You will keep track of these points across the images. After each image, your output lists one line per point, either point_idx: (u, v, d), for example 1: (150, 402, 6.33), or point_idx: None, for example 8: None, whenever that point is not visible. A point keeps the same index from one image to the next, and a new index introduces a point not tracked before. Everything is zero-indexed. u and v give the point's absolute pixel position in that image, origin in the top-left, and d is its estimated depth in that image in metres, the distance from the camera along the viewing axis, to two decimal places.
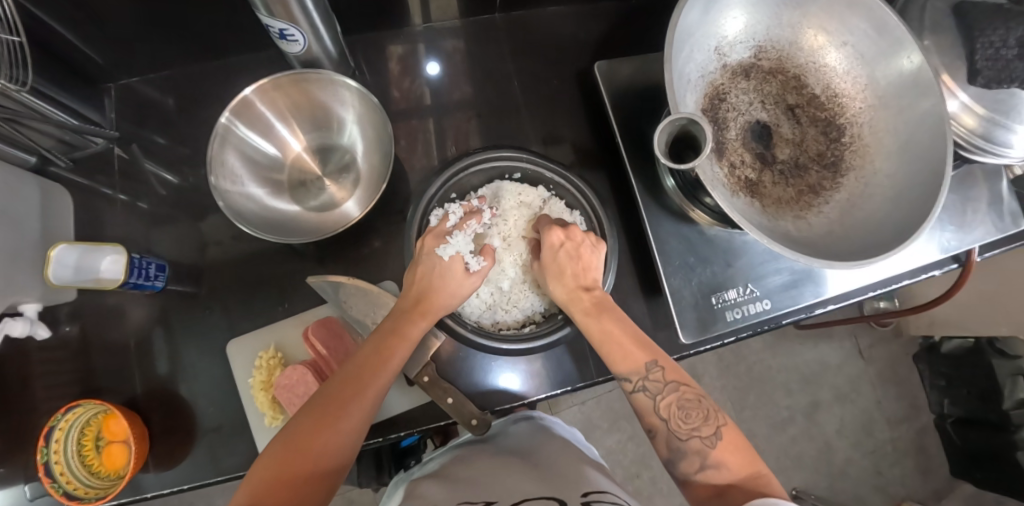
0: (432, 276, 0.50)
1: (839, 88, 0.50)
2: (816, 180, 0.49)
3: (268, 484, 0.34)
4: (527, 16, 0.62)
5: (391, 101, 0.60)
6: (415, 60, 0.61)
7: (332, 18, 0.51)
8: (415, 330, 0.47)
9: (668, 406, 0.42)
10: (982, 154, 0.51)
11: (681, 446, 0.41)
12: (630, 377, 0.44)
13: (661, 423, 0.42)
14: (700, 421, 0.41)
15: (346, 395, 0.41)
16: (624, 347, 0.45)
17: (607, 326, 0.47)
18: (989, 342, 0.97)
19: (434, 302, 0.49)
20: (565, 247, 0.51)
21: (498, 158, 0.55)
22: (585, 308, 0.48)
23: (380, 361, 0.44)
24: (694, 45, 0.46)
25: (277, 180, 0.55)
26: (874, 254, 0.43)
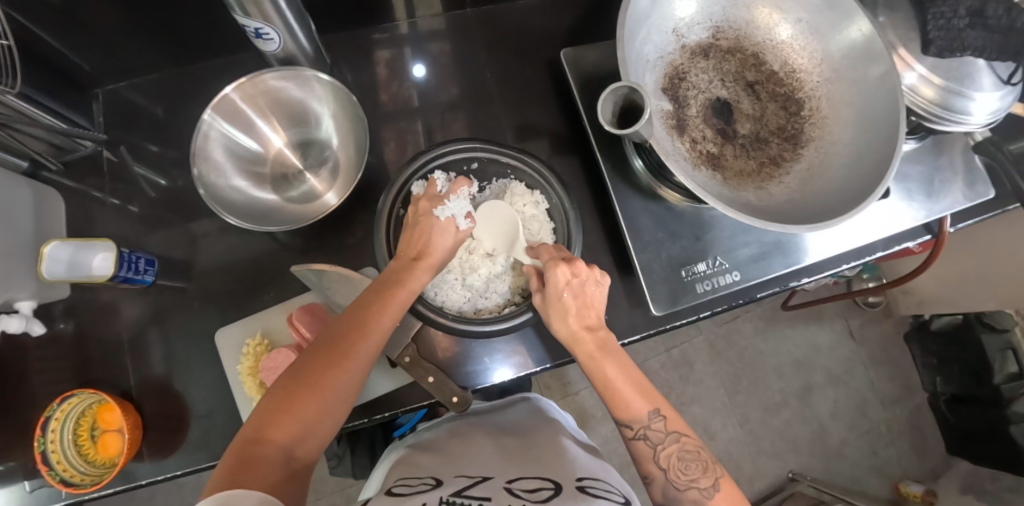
0: (426, 231, 0.49)
1: (796, 64, 0.52)
2: (777, 152, 0.51)
3: (272, 420, 0.37)
4: (503, 12, 0.65)
5: (379, 104, 0.62)
6: (401, 61, 0.63)
7: (306, 17, 0.53)
8: (417, 279, 0.47)
9: (667, 456, 0.44)
10: (942, 123, 0.47)
11: (678, 494, 0.43)
12: (632, 425, 0.44)
13: (659, 471, 0.44)
14: (699, 473, 0.43)
15: (347, 339, 0.42)
16: (627, 397, 0.45)
17: (609, 373, 0.45)
18: (977, 317, 0.98)
19: (433, 255, 0.48)
20: (571, 285, 0.46)
21: (452, 152, 0.53)
22: (592, 354, 0.45)
23: (381, 306, 0.44)
24: (650, 27, 0.48)
25: (259, 173, 0.57)
26: (834, 216, 0.45)
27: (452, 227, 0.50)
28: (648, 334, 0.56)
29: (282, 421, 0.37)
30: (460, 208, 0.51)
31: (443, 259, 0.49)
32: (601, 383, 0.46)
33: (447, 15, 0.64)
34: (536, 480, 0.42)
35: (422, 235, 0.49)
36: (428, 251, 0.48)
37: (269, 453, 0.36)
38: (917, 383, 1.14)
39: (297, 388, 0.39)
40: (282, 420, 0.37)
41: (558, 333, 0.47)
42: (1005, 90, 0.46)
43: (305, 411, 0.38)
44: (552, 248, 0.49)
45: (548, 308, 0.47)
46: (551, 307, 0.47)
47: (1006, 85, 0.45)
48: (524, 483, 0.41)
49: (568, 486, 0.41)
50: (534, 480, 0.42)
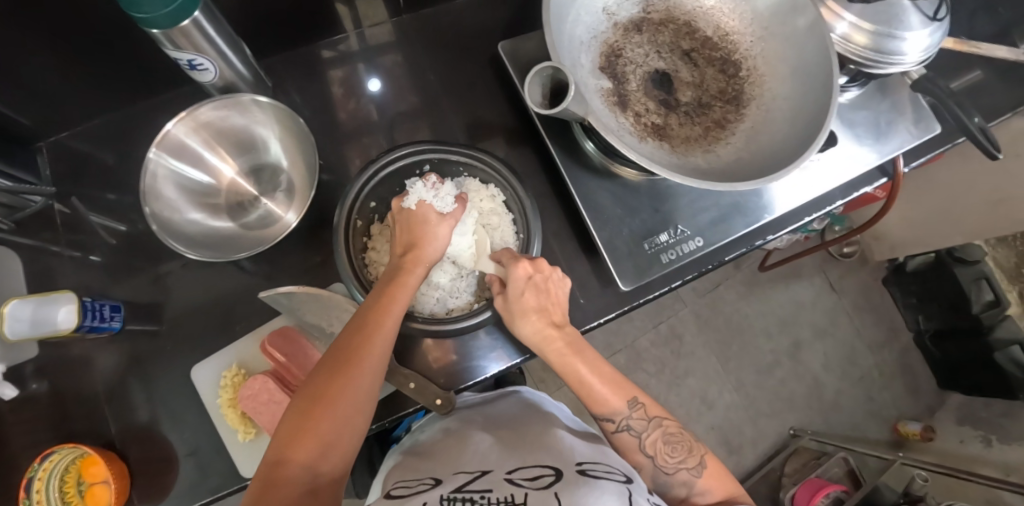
0: (409, 227, 0.48)
1: (727, 27, 0.54)
2: (720, 115, 0.52)
3: (294, 436, 0.35)
4: (444, 15, 0.65)
5: (337, 122, 0.62)
6: (353, 76, 0.63)
7: (239, 43, 0.54)
8: (410, 279, 0.45)
9: (654, 442, 0.46)
10: (878, 66, 0.48)
11: (668, 478, 0.45)
12: (612, 418, 0.46)
13: (647, 459, 0.46)
14: (685, 453, 0.45)
15: (355, 345, 0.40)
16: (599, 393, 0.46)
17: (582, 372, 0.46)
18: (948, 252, 1.00)
19: (425, 249, 0.47)
20: (534, 280, 0.47)
21: (396, 159, 0.51)
22: (561, 354, 0.46)
23: (383, 307, 0.42)
24: (578, 9, 0.49)
25: (215, 204, 0.57)
26: (781, 169, 0.46)
27: (430, 212, 0.48)
28: (623, 311, 0.56)
29: (302, 436, 0.35)
30: (432, 195, 0.50)
31: (436, 255, 0.48)
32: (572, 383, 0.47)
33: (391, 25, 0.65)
34: (534, 468, 0.41)
35: (405, 233, 0.48)
36: (418, 245, 0.47)
37: (292, 474, 0.34)
38: (901, 324, 1.17)
39: (316, 400, 0.37)
40: (302, 436, 0.35)
41: (523, 336, 0.47)
42: (935, 25, 0.47)
43: (326, 423, 0.36)
44: (513, 251, 0.49)
45: (514, 316, 0.47)
46: (520, 310, 0.47)
47: (934, 21, 0.46)
48: (523, 472, 0.41)
49: (569, 471, 0.40)
50: (533, 469, 0.41)
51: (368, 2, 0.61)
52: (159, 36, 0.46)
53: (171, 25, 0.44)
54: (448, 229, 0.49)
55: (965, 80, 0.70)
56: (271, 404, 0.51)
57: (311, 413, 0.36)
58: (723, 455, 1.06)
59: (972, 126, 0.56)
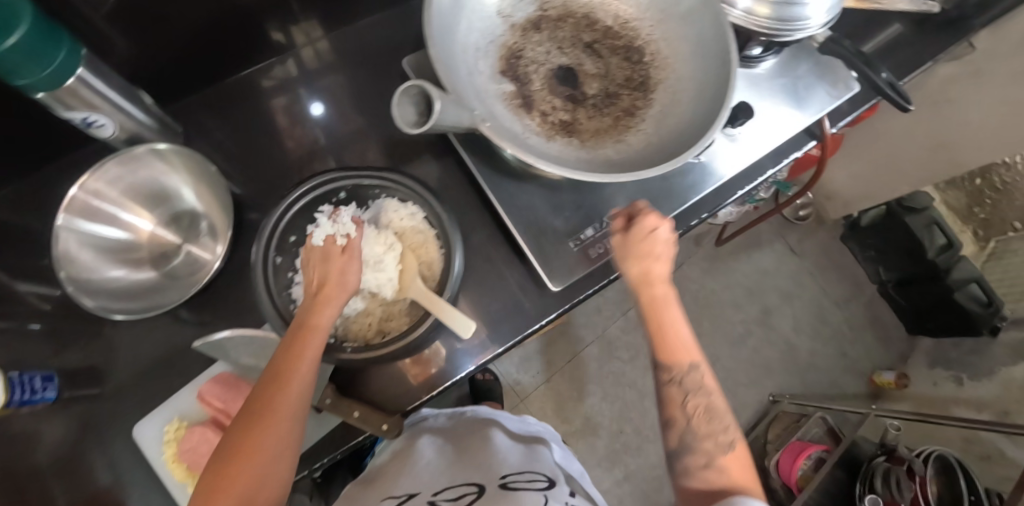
0: (313, 263, 0.46)
1: (625, 16, 0.54)
2: (629, 102, 0.51)
3: (208, 497, 0.35)
4: (360, 34, 0.66)
5: (259, 158, 0.62)
6: (282, 108, 0.64)
7: (136, 93, 0.53)
8: (323, 317, 0.44)
9: (696, 405, 0.44)
10: (785, 34, 0.51)
11: (695, 441, 0.43)
12: (671, 369, 0.44)
13: (683, 418, 0.44)
14: (721, 427, 0.43)
15: (268, 394, 0.40)
16: (676, 341, 0.44)
17: (672, 319, 0.45)
18: (897, 203, 1.04)
19: (332, 286, 0.45)
20: (650, 230, 0.45)
21: (310, 191, 0.51)
22: (656, 295, 0.45)
23: (295, 352, 0.42)
24: (469, 17, 0.49)
25: (137, 259, 0.55)
26: (688, 149, 0.46)
27: (334, 245, 0.47)
28: (564, 309, 0.56)
29: (218, 496, 0.35)
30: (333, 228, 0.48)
31: (348, 289, 0.46)
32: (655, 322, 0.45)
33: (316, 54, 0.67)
34: (459, 487, 0.44)
35: (311, 269, 0.46)
36: (325, 282, 0.45)
37: None
38: (864, 277, 1.19)
39: (231, 457, 0.37)
40: (218, 496, 0.35)
41: (632, 272, 0.45)
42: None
43: (241, 480, 0.36)
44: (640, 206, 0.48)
45: (641, 256, 0.45)
46: (636, 253, 0.45)
47: None
48: (450, 492, 0.44)
49: (491, 487, 0.44)
50: (459, 488, 0.45)
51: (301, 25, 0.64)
52: (46, 100, 0.45)
53: (55, 87, 0.43)
54: (354, 261, 0.47)
55: (885, 35, 0.71)
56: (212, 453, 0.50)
57: (227, 472, 0.36)
58: None
59: (881, 83, 0.57)
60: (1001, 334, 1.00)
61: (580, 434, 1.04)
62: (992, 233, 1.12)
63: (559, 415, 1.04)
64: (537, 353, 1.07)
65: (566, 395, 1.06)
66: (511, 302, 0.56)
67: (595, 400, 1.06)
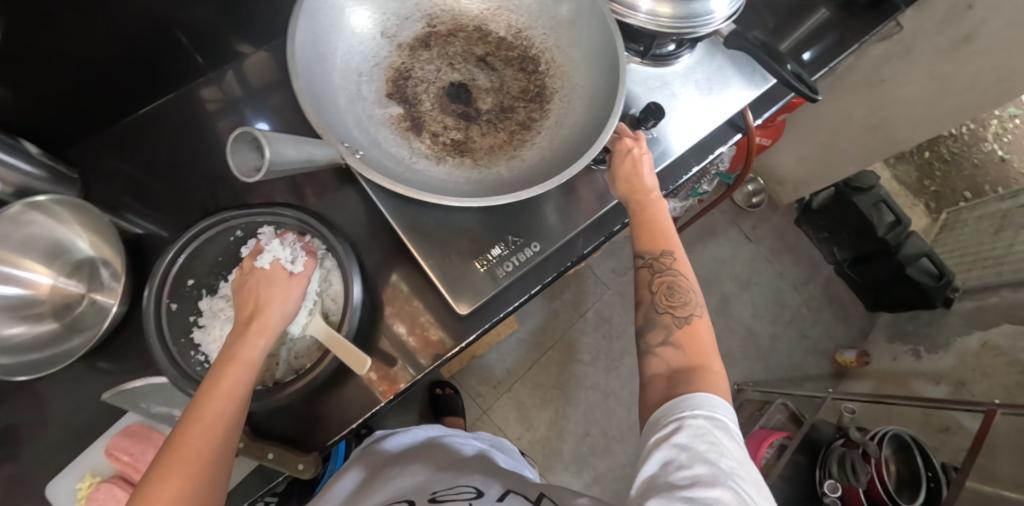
0: (256, 289, 0.45)
1: (519, 25, 0.53)
2: (525, 115, 0.50)
3: None
4: (273, 59, 0.66)
5: (168, 196, 0.60)
6: (187, 145, 0.62)
7: (15, 144, 0.51)
8: (252, 351, 0.42)
9: (661, 283, 0.46)
10: (691, 31, 0.49)
11: (657, 316, 0.45)
12: (644, 255, 0.47)
13: (649, 296, 0.46)
14: (682, 303, 0.45)
15: (190, 436, 0.37)
16: (653, 232, 0.48)
17: (648, 216, 0.48)
18: (845, 184, 1.03)
19: (268, 314, 0.44)
20: (632, 153, 0.50)
21: (204, 229, 0.50)
22: (637, 203, 0.49)
23: (222, 392, 0.40)
24: (347, 41, 0.47)
25: (36, 313, 0.53)
26: (581, 158, 0.45)
27: (280, 272, 0.46)
28: (484, 329, 0.54)
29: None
30: (286, 252, 0.48)
31: (281, 323, 0.45)
32: (639, 216, 0.48)
33: (227, 88, 0.65)
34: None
35: (253, 295, 0.45)
36: (260, 310, 0.44)
37: None
38: (822, 258, 1.19)
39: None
40: None
41: (619, 190, 0.50)
42: None
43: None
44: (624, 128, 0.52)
45: (632, 173, 0.49)
46: (631, 171, 0.49)
47: None
48: None
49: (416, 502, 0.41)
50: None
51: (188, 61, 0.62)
52: None
53: None
54: (300, 289, 0.47)
55: (810, 22, 0.69)
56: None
57: None
58: None
59: (785, 74, 0.56)
60: (955, 304, 1.01)
61: (545, 440, 1.03)
62: (943, 205, 1.13)
63: (523, 423, 1.03)
64: (497, 362, 1.06)
65: (528, 402, 1.05)
66: (429, 328, 0.54)
67: (558, 405, 1.05)
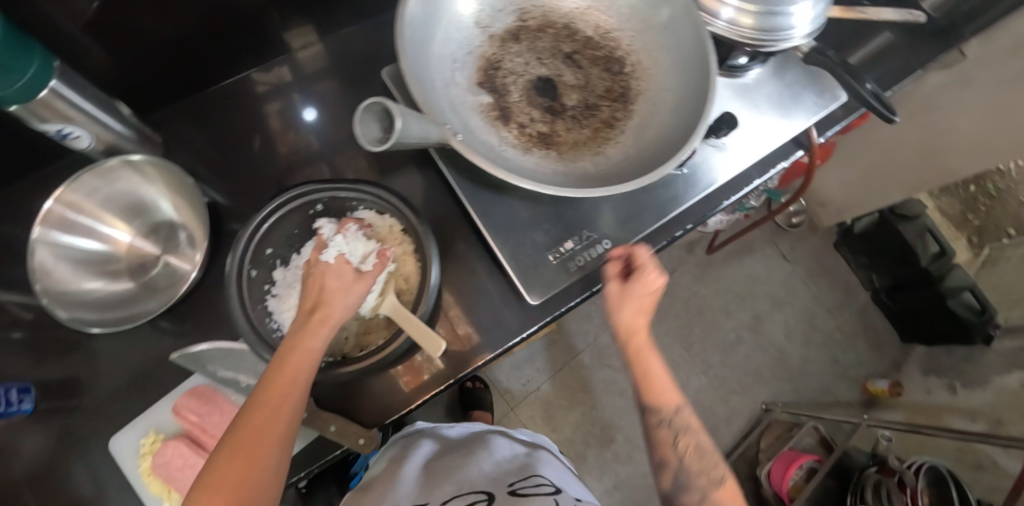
0: (320, 282, 0.44)
1: (606, 26, 0.54)
2: (608, 114, 0.51)
3: None
4: (344, 42, 0.67)
5: (244, 170, 0.62)
6: (262, 119, 0.64)
7: (113, 104, 0.53)
8: (316, 341, 0.42)
9: (686, 443, 0.46)
10: (771, 45, 0.48)
11: (686, 481, 0.45)
12: (658, 409, 0.47)
13: (676, 457, 0.46)
14: (709, 462, 0.46)
15: (257, 422, 0.38)
16: (660, 384, 0.47)
17: (648, 368, 0.47)
18: (891, 210, 1.03)
19: (333, 307, 0.43)
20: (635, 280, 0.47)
21: (281, 204, 0.50)
22: (641, 347, 0.47)
23: (287, 379, 0.40)
24: (444, 28, 0.48)
25: (114, 270, 0.55)
26: (668, 160, 0.46)
27: (346, 267, 0.45)
28: (546, 322, 0.55)
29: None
30: (351, 248, 0.48)
31: (346, 314, 0.44)
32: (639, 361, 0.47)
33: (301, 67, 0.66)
34: (468, 495, 0.43)
35: (318, 287, 0.44)
36: (325, 303, 0.43)
37: None
38: (858, 284, 1.18)
39: (213, 492, 0.35)
40: None
41: (620, 324, 0.47)
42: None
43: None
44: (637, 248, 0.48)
45: (638, 307, 0.46)
46: (638, 306, 0.46)
47: None
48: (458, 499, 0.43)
49: (501, 494, 0.43)
50: (465, 495, 0.44)
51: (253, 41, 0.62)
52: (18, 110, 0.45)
53: (28, 99, 0.44)
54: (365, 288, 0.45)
55: (875, 43, 0.68)
56: (185, 467, 0.51)
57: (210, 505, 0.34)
58: None
59: (866, 93, 0.55)
60: (995, 343, 0.98)
61: (570, 443, 1.03)
62: (986, 239, 1.11)
63: (549, 424, 1.04)
64: (527, 361, 1.07)
65: (554, 404, 1.05)
66: (493, 316, 0.56)
67: (585, 409, 1.05)
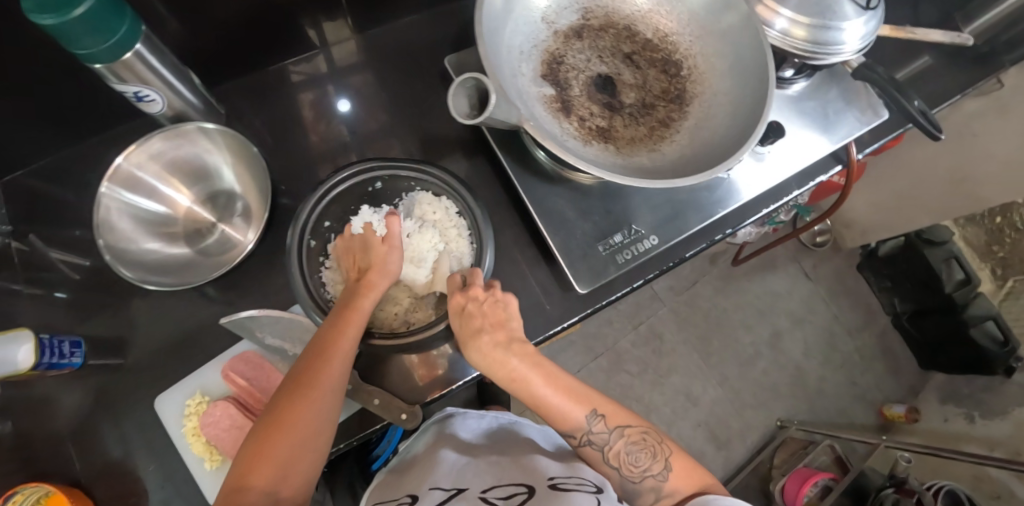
0: (355, 252, 0.50)
1: (666, 29, 0.55)
2: (665, 114, 0.53)
3: (252, 462, 0.38)
4: (398, 32, 0.67)
5: (293, 150, 0.63)
6: (315, 99, 0.65)
7: (187, 73, 0.55)
8: (364, 302, 0.47)
9: (616, 453, 0.46)
10: (819, 57, 0.49)
11: (636, 487, 0.45)
12: (574, 435, 0.47)
13: (613, 470, 0.46)
14: (649, 460, 0.45)
15: (310, 370, 0.43)
16: (565, 409, 0.46)
17: (537, 390, 0.46)
18: (917, 235, 1.03)
19: (375, 273, 0.48)
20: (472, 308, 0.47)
21: (344, 179, 0.51)
22: (516, 378, 0.45)
23: (336, 333, 0.44)
24: (515, 20, 0.50)
25: (172, 233, 0.56)
26: (721, 162, 0.47)
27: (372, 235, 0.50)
28: (587, 313, 0.57)
29: (260, 463, 0.38)
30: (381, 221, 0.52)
31: (388, 281, 0.49)
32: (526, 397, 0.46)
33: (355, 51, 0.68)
34: (509, 486, 0.44)
35: (354, 258, 0.50)
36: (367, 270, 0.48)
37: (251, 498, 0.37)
38: (878, 307, 1.19)
39: (271, 428, 0.40)
40: (259, 461, 0.38)
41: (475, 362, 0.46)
42: (868, 14, 0.48)
43: (280, 451, 0.39)
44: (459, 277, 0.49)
45: (466, 340, 0.46)
46: (465, 338, 0.46)
47: (867, 11, 0.48)
48: (499, 490, 0.44)
49: (541, 486, 0.44)
50: (507, 486, 0.45)
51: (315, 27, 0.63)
52: (102, 70, 0.47)
53: (112, 59, 0.45)
54: (392, 249, 0.50)
55: (914, 65, 0.70)
56: (232, 429, 0.52)
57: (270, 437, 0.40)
58: (713, 450, 1.07)
59: (913, 110, 0.55)
60: (1016, 374, 0.97)
61: None
62: (1010, 272, 1.10)
63: None
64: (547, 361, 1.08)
65: None
66: (534, 303, 0.57)
67: None
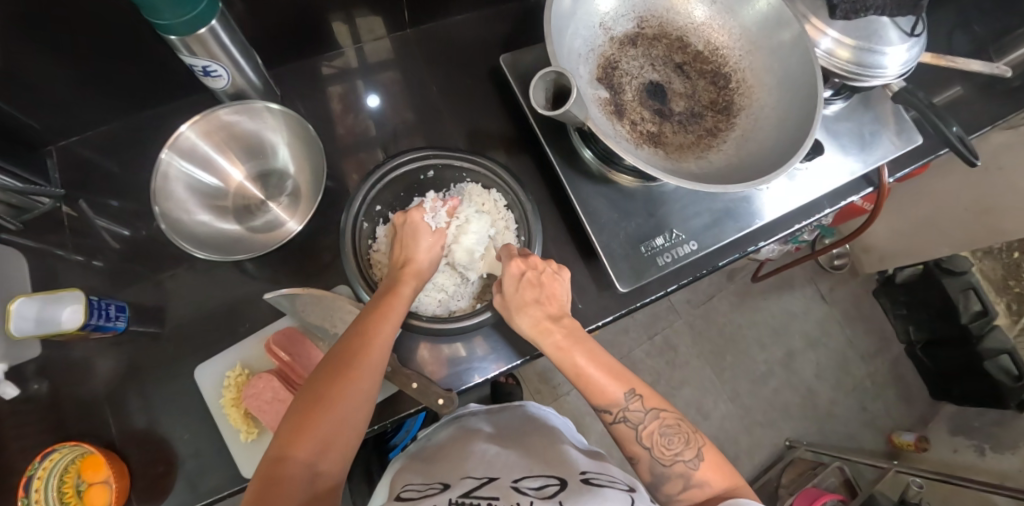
0: (404, 240, 0.50)
1: (717, 41, 0.56)
2: (712, 124, 0.55)
3: (293, 435, 0.36)
4: (447, 31, 0.69)
5: (339, 137, 0.65)
6: (363, 89, 0.67)
7: (252, 53, 0.56)
8: (405, 288, 0.47)
9: (650, 433, 0.44)
10: (862, 79, 0.51)
11: (665, 471, 0.43)
12: (609, 410, 0.44)
13: (644, 451, 0.44)
14: (682, 445, 0.43)
15: (355, 345, 0.41)
16: (604, 383, 0.44)
17: (579, 362, 0.44)
18: (936, 264, 1.04)
19: (419, 262, 0.49)
20: (527, 276, 0.47)
21: (402, 165, 0.53)
22: (560, 345, 0.44)
23: (380, 313, 0.44)
24: (577, 22, 0.52)
25: (221, 206, 0.58)
26: (769, 173, 0.48)
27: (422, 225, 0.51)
28: (621, 313, 0.58)
29: (302, 434, 0.36)
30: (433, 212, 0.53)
31: (428, 268, 0.50)
32: (569, 369, 0.45)
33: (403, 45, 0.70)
34: (540, 477, 0.42)
35: (401, 243, 0.50)
36: (412, 257, 0.49)
37: (293, 471, 0.34)
38: (892, 335, 1.20)
39: (314, 399, 0.37)
40: (303, 433, 0.36)
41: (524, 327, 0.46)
42: (912, 41, 0.50)
43: (325, 424, 0.36)
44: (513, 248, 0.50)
45: (516, 306, 0.46)
46: (518, 305, 0.46)
47: (911, 37, 0.49)
48: (530, 480, 0.42)
49: (573, 480, 0.42)
50: (538, 478, 0.43)
51: (369, 20, 0.64)
52: (176, 43, 0.48)
53: (188, 32, 0.46)
54: (434, 240, 0.50)
55: (949, 94, 0.72)
56: (273, 402, 0.53)
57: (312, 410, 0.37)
58: None
59: (951, 137, 0.56)
60: None
61: None
62: None
63: None
64: None
65: None
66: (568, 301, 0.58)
67: None
